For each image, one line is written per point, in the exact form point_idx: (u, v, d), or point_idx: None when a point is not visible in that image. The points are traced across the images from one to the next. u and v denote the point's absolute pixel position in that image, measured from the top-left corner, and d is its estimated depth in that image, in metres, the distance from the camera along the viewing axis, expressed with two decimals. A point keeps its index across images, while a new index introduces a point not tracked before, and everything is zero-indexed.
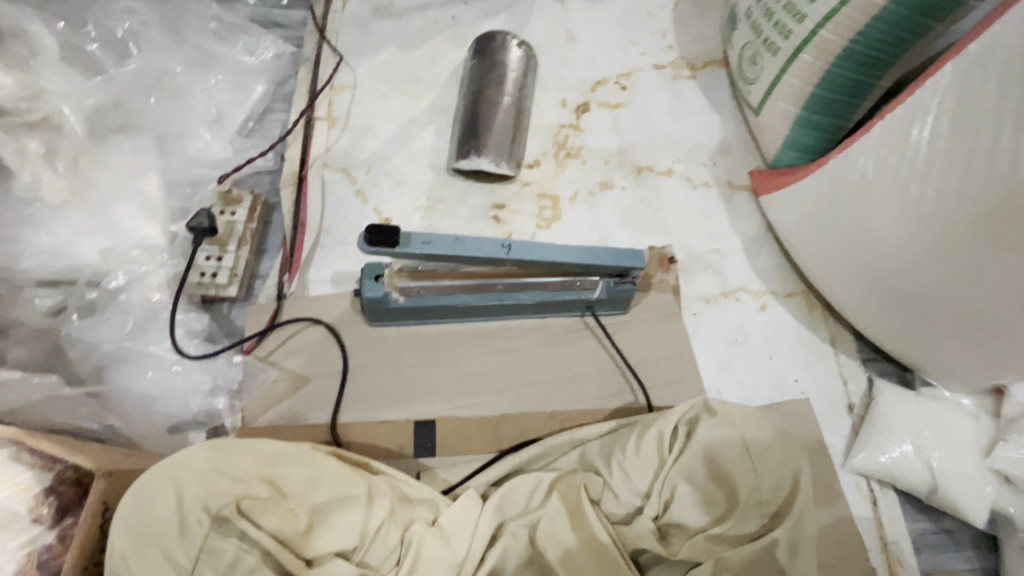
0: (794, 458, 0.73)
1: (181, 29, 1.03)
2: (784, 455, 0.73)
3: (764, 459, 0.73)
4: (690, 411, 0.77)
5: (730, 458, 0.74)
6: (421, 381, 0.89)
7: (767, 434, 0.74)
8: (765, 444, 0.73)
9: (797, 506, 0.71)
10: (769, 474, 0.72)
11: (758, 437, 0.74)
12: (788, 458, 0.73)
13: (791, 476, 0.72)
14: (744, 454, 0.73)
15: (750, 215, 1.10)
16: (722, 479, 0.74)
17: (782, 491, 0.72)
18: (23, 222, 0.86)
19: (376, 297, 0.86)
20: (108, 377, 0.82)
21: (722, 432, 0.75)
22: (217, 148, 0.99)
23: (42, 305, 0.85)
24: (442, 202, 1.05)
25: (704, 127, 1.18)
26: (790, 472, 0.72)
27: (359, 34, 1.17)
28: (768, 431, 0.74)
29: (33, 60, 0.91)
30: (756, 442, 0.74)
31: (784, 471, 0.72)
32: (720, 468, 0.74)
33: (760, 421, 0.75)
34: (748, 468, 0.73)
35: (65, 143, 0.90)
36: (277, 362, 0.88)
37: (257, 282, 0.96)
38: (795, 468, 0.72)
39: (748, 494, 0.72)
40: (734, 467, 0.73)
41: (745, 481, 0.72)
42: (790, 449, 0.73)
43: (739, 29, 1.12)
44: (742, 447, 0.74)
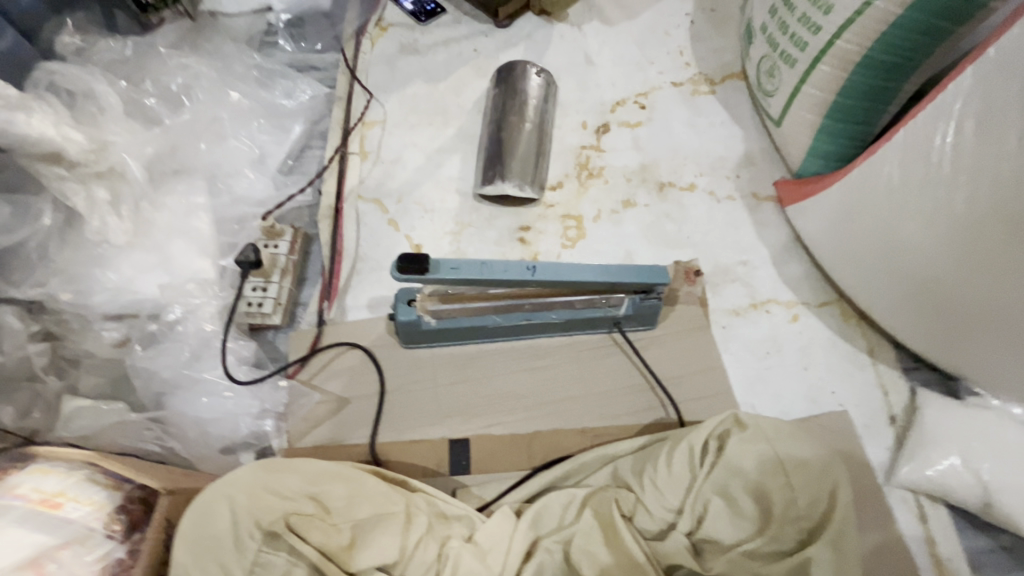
0: (832, 474, 0.72)
1: (228, 79, 1.12)
2: (821, 469, 0.72)
3: (799, 472, 0.72)
4: (721, 426, 0.77)
5: (764, 474, 0.73)
6: (454, 400, 0.93)
7: (802, 449, 0.73)
8: (800, 459, 0.73)
9: (837, 521, 0.69)
10: (805, 488, 0.72)
11: (792, 452, 0.73)
12: (825, 473, 0.72)
13: (829, 491, 0.71)
14: (778, 468, 0.73)
15: (778, 226, 1.09)
16: (757, 492, 0.74)
17: (820, 506, 0.71)
18: (93, 262, 0.94)
19: (410, 320, 0.90)
20: (168, 404, 0.88)
21: (753, 447, 0.74)
22: (261, 186, 1.07)
23: (109, 337, 0.92)
24: (470, 226, 1.09)
25: (726, 140, 1.19)
26: (828, 487, 0.71)
27: (387, 71, 1.24)
28: (803, 444, 0.73)
29: (101, 116, 0.99)
30: (791, 456, 0.73)
31: (820, 486, 0.71)
32: (755, 483, 0.73)
33: (794, 434, 0.74)
34: (783, 483, 0.72)
35: (129, 191, 0.97)
36: (319, 385, 0.93)
37: (299, 309, 1.01)
38: (833, 483, 0.71)
39: (784, 509, 0.72)
40: (767, 480, 0.73)
41: (780, 493, 0.72)
42: (826, 463, 0.72)
43: (756, 43, 1.13)
44: (776, 462, 0.73)
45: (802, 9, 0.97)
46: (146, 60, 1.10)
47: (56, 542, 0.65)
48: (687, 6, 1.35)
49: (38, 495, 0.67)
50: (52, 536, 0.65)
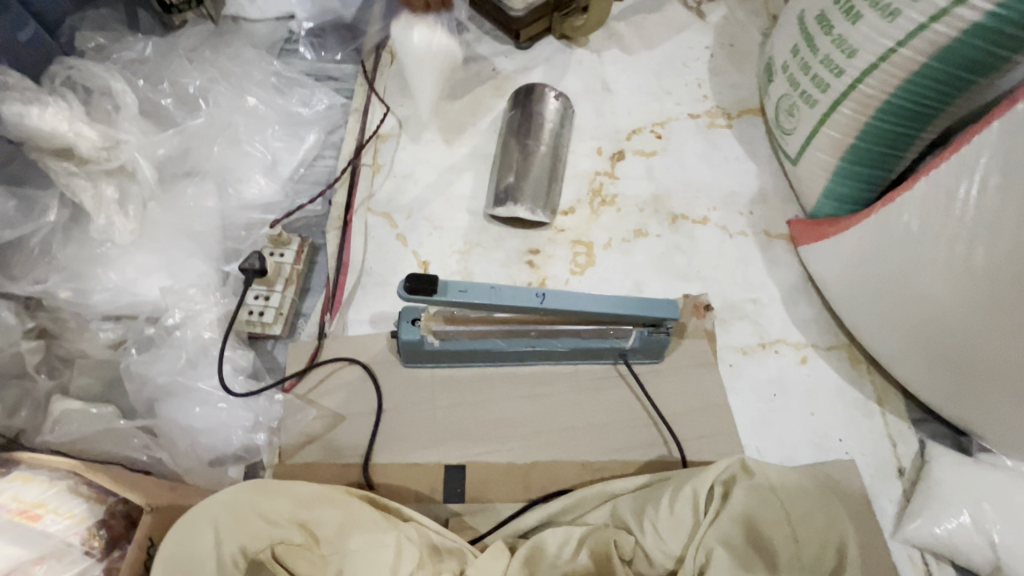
0: (837, 523, 0.70)
1: (246, 83, 1.12)
2: (826, 516, 0.70)
3: (803, 519, 0.70)
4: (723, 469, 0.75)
5: (768, 522, 0.71)
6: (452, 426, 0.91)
7: (805, 496, 0.71)
8: (803, 506, 0.71)
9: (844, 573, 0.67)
10: (809, 537, 0.69)
11: (796, 500, 0.71)
12: (831, 520, 0.70)
13: (835, 540, 0.69)
14: (782, 515, 0.71)
15: (789, 264, 1.08)
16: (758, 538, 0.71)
17: (826, 557, 0.69)
18: (94, 261, 0.90)
19: (413, 340, 0.89)
20: (158, 411, 0.84)
21: (752, 491, 0.73)
22: (271, 192, 1.05)
23: (105, 338, 0.88)
24: (479, 245, 1.08)
25: (740, 175, 1.18)
26: (834, 538, 0.69)
27: (405, 86, 1.25)
28: (806, 490, 0.72)
29: (116, 114, 0.97)
30: (793, 502, 0.71)
31: (827, 535, 0.69)
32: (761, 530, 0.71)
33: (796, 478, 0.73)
34: (788, 530, 0.70)
35: (137, 189, 0.95)
36: (315, 400, 0.91)
37: (300, 320, 0.99)
38: (839, 533, 0.69)
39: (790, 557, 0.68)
40: (771, 526, 0.70)
41: (786, 539, 0.69)
42: (832, 510, 0.71)
43: (775, 81, 1.12)
44: (779, 508, 0.71)
45: (825, 51, 0.97)
46: (166, 60, 1.08)
47: (31, 557, 0.62)
48: (706, 40, 1.37)
49: (17, 505, 0.65)
50: (27, 550, 0.62)
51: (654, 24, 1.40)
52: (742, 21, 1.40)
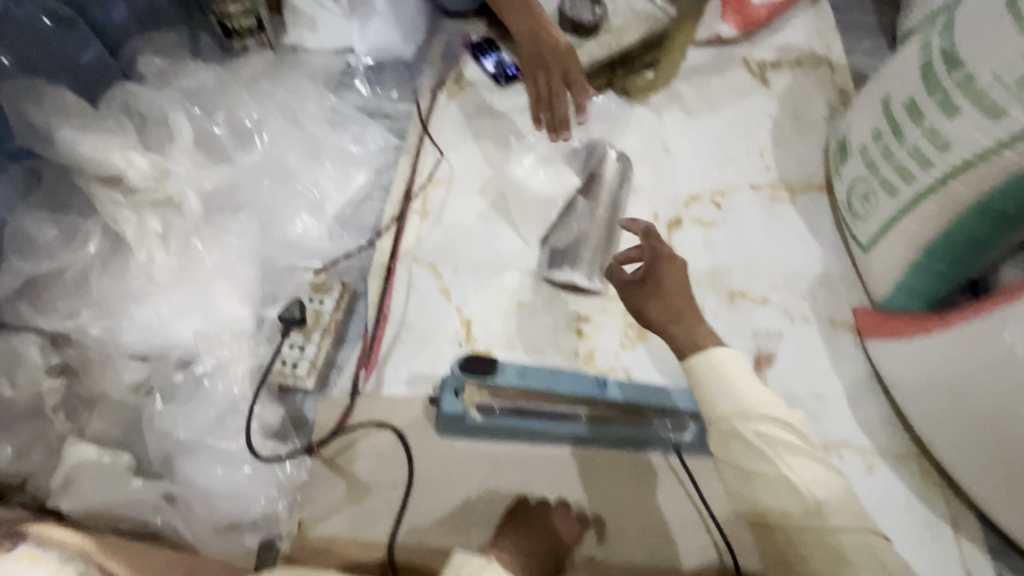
0: (867, 557, 0.67)
1: (301, 118, 1.09)
2: (860, 547, 0.67)
3: (830, 514, 0.68)
4: (732, 359, 0.74)
5: (743, 442, 0.70)
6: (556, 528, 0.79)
7: (810, 460, 0.69)
8: (831, 507, 0.68)
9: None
10: (819, 542, 0.67)
11: (811, 475, 0.69)
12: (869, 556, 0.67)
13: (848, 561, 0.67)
14: (791, 492, 0.69)
15: (853, 358, 1.02)
16: (752, 507, 0.71)
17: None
18: (127, 297, 0.84)
19: (454, 413, 0.84)
20: (177, 469, 0.78)
21: (742, 394, 0.72)
22: (316, 234, 1.01)
23: (130, 380, 0.82)
24: (527, 307, 1.02)
25: (803, 255, 1.12)
26: (834, 515, 0.67)
27: (460, 130, 1.22)
28: (830, 476, 0.70)
29: (170, 144, 0.94)
30: (808, 477, 0.69)
31: (826, 526, 0.67)
32: (746, 477, 0.71)
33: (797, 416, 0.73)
34: (784, 484, 0.69)
35: (181, 224, 0.90)
36: (342, 466, 0.85)
37: (333, 372, 0.93)
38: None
39: (788, 563, 0.70)
40: (757, 468, 0.70)
41: (788, 520, 0.68)
42: (883, 552, 0.68)
43: (850, 161, 1.07)
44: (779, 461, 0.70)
45: (912, 141, 0.92)
46: (224, 89, 1.05)
47: None
48: (770, 108, 1.33)
49: None
50: None
51: (718, 86, 1.36)
52: (808, 91, 1.36)
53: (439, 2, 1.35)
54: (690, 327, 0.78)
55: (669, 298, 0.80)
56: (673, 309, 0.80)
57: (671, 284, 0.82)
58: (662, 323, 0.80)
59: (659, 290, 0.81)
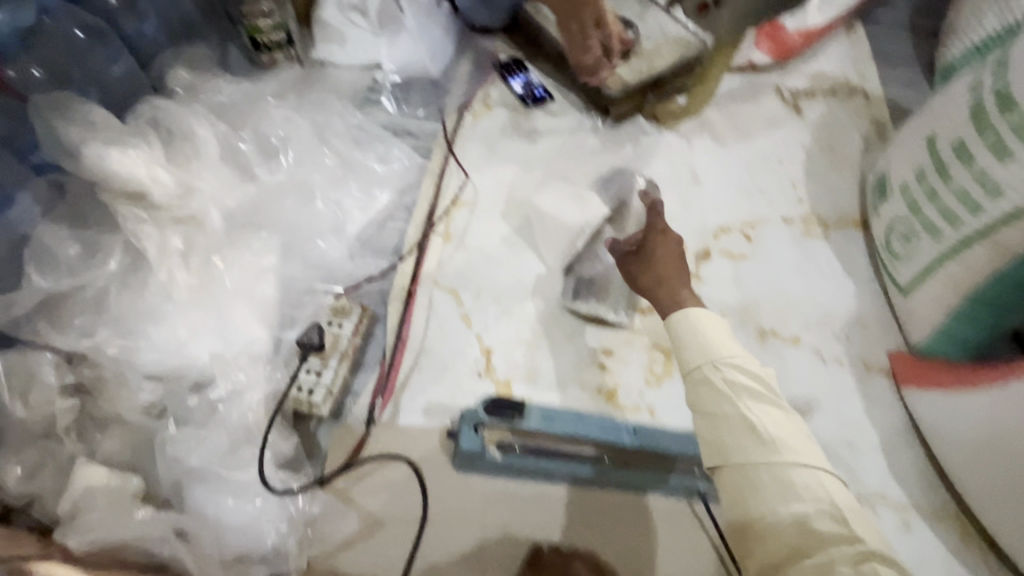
0: (821, 500, 0.65)
1: (327, 135, 1.08)
2: (814, 488, 0.66)
3: (787, 453, 0.68)
4: (710, 319, 0.78)
5: (710, 384, 0.73)
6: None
7: (772, 405, 0.71)
8: (789, 447, 0.69)
9: (798, 560, 0.64)
10: (776, 481, 0.67)
11: (774, 421, 0.70)
12: (824, 497, 0.65)
13: (801, 500, 0.66)
14: (749, 432, 0.69)
15: (889, 405, 0.98)
16: (716, 451, 0.71)
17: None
18: (144, 316, 0.83)
19: (473, 449, 0.81)
20: (188, 498, 0.75)
21: (713, 345, 0.75)
22: (336, 254, 0.99)
23: (143, 400, 0.81)
24: (549, 337, 0.99)
25: (837, 293, 1.08)
26: (790, 454, 0.68)
27: (485, 151, 1.20)
28: (791, 426, 0.70)
29: (195, 161, 0.93)
30: (768, 420, 0.70)
31: (781, 462, 0.67)
32: (711, 419, 0.72)
33: (767, 372, 0.74)
34: (744, 424, 0.70)
35: (203, 239, 0.89)
36: (355, 499, 0.82)
37: (349, 399, 0.91)
38: (839, 550, 0.63)
39: (743, 506, 0.68)
40: (721, 411, 0.71)
41: (746, 457, 0.68)
42: (837, 495, 0.67)
43: (890, 200, 1.03)
44: (740, 405, 0.71)
45: (960, 184, 0.88)
46: (251, 105, 1.04)
47: None
48: (803, 139, 1.30)
49: None
50: None
51: (749, 114, 1.32)
52: (842, 121, 1.32)
53: (468, 18, 1.33)
54: (674, 293, 0.83)
55: (655, 266, 0.86)
56: (659, 276, 0.85)
57: (660, 254, 0.87)
58: (648, 288, 0.85)
59: (649, 259, 0.87)
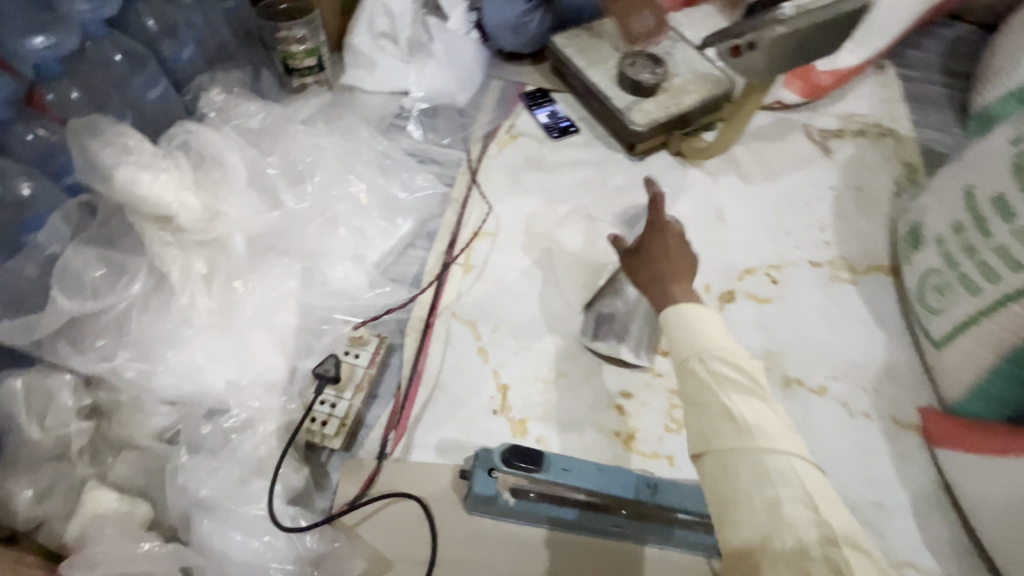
0: (795, 489, 0.61)
1: (353, 162, 1.09)
2: (790, 475, 0.62)
3: (763, 441, 0.64)
4: (699, 308, 0.76)
5: (691, 373, 0.72)
6: None
7: (753, 393, 0.68)
8: (767, 434, 0.65)
9: (767, 551, 0.59)
10: (751, 467, 0.63)
11: (754, 410, 0.67)
12: (800, 486, 0.61)
13: (775, 485, 0.61)
14: (727, 419, 0.67)
15: (920, 465, 0.93)
16: (697, 440, 0.69)
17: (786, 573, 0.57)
18: (166, 341, 0.84)
19: (486, 493, 0.78)
20: (195, 529, 0.74)
21: (701, 334, 0.73)
22: (355, 281, 0.99)
23: (157, 424, 0.81)
24: (566, 376, 0.97)
25: (865, 343, 1.05)
26: (767, 440, 0.64)
27: (508, 182, 1.19)
28: (773, 416, 0.67)
29: (223, 185, 0.94)
30: (748, 407, 0.67)
31: (757, 448, 0.64)
32: (693, 407, 0.70)
33: (754, 362, 0.71)
34: (721, 410, 0.67)
35: (226, 264, 0.90)
36: (362, 538, 0.80)
37: (362, 431, 0.89)
38: (811, 541, 0.58)
39: (718, 492, 0.65)
40: (703, 398, 0.69)
41: (721, 444, 0.66)
42: (814, 485, 0.61)
43: (924, 251, 1.00)
44: (721, 394, 0.69)
45: (1000, 239, 0.85)
46: (281, 130, 1.05)
47: None
48: (831, 179, 1.27)
49: None
50: None
51: (777, 153, 1.31)
52: (871, 163, 1.30)
53: (497, 42, 1.34)
54: (667, 292, 0.81)
55: (651, 265, 0.85)
56: (656, 272, 0.84)
57: (656, 252, 0.85)
58: (645, 287, 0.84)
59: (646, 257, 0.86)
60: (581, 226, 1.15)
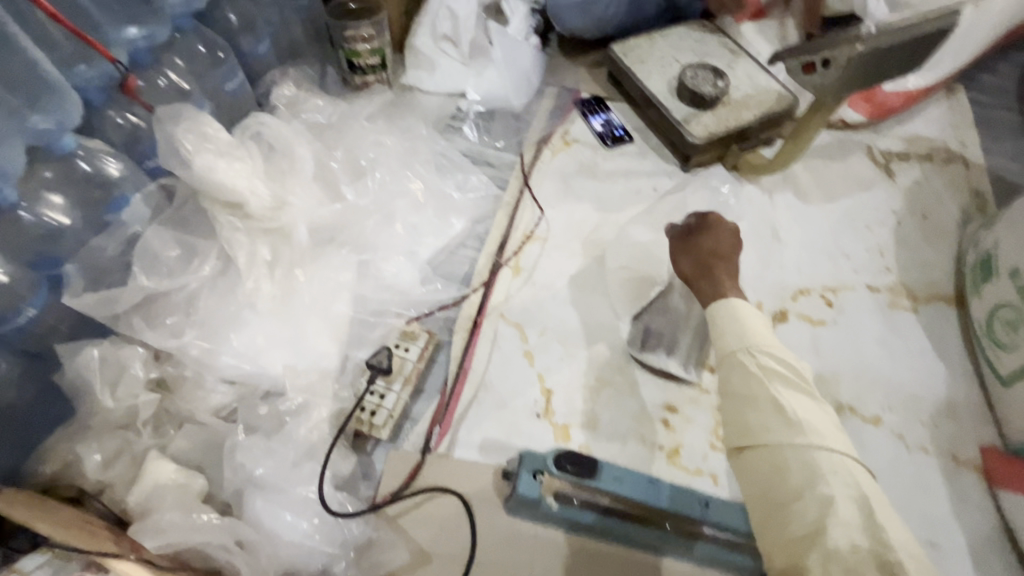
0: (846, 487, 0.60)
1: (412, 159, 1.11)
2: (842, 474, 0.61)
3: (814, 438, 0.63)
4: (748, 307, 0.76)
5: (739, 365, 0.71)
6: None
7: (802, 392, 0.68)
8: (817, 432, 0.64)
9: (816, 546, 0.57)
10: (802, 463, 0.62)
11: (804, 407, 0.66)
12: (851, 483, 0.60)
13: (826, 481, 0.60)
14: (778, 413, 0.66)
15: (979, 507, 0.89)
16: (740, 432, 0.69)
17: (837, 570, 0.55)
18: (229, 323, 0.86)
19: (530, 496, 0.78)
20: (246, 506, 0.76)
21: (750, 331, 0.73)
22: (408, 276, 1.00)
23: (217, 401, 0.84)
24: (611, 385, 0.97)
25: (924, 375, 1.01)
26: (817, 437, 0.63)
27: (561, 188, 1.20)
28: (823, 415, 0.66)
29: (290, 175, 0.97)
30: (800, 404, 0.66)
31: (806, 442, 0.63)
32: (740, 400, 0.70)
33: (803, 364, 0.71)
34: (771, 404, 0.67)
35: (288, 252, 0.93)
36: (404, 529, 0.81)
37: (406, 425, 0.91)
38: (862, 540, 0.57)
39: (764, 486, 0.63)
40: (753, 392, 0.69)
41: (769, 436, 0.65)
42: (865, 485, 0.61)
43: (995, 283, 0.96)
44: (771, 388, 0.68)
45: None
46: (346, 125, 1.09)
47: None
48: (894, 204, 1.23)
49: None
50: None
51: (838, 173, 1.27)
52: (938, 189, 1.25)
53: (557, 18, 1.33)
54: (718, 283, 0.82)
55: (701, 256, 0.86)
56: (703, 262, 0.85)
57: (710, 244, 0.87)
58: (689, 275, 0.86)
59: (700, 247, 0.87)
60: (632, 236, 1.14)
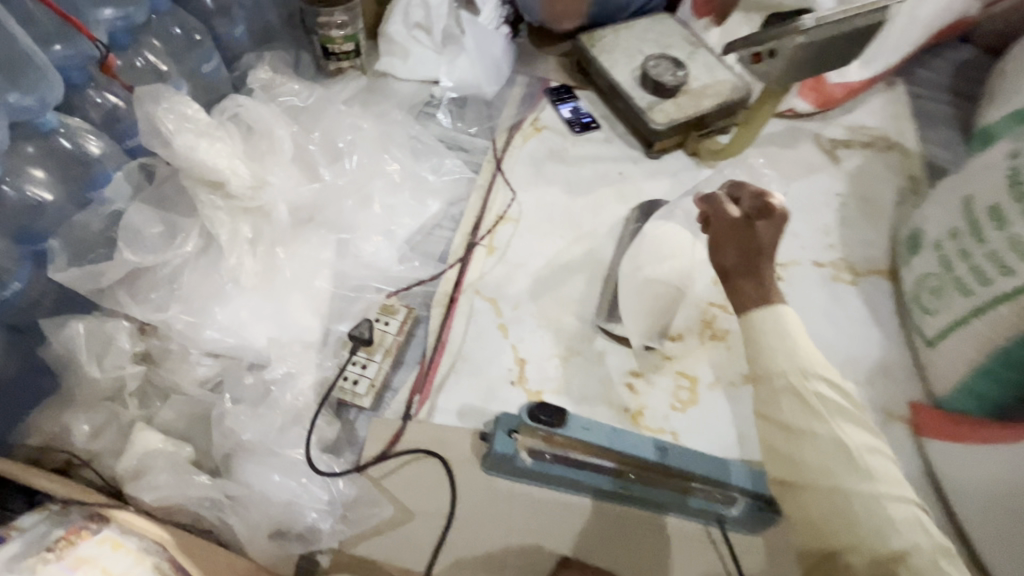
0: (914, 533, 0.62)
1: (388, 143, 1.14)
2: (910, 519, 0.63)
3: (882, 485, 0.64)
4: (796, 322, 0.72)
5: (798, 399, 0.68)
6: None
7: (863, 427, 0.67)
8: (883, 476, 0.64)
9: None
10: (868, 507, 0.63)
11: (868, 446, 0.66)
12: (919, 527, 0.62)
13: (898, 531, 0.62)
14: (841, 454, 0.66)
15: (907, 454, 1.00)
16: (791, 467, 0.68)
17: None
18: (213, 298, 0.90)
19: (505, 453, 0.84)
20: (236, 468, 0.80)
21: (803, 355, 0.70)
22: (386, 254, 1.05)
23: (201, 372, 0.87)
24: (580, 354, 1.03)
25: (861, 340, 1.11)
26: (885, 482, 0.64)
27: (531, 172, 1.25)
28: (885, 452, 0.67)
29: (269, 156, 1.00)
30: (865, 445, 0.66)
31: (874, 489, 0.63)
32: (800, 436, 0.67)
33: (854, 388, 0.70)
34: (837, 447, 0.66)
35: (270, 230, 0.96)
36: (387, 488, 0.86)
37: (388, 394, 0.95)
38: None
39: (824, 525, 0.65)
40: (813, 429, 0.67)
41: (835, 480, 0.65)
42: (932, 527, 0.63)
43: (923, 255, 1.07)
44: (833, 425, 0.67)
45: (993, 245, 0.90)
46: (323, 110, 1.12)
47: None
48: (838, 187, 1.34)
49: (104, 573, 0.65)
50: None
51: (788, 159, 1.37)
52: (877, 174, 1.36)
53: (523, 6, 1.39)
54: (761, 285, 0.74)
55: (755, 252, 0.74)
56: (752, 259, 0.75)
57: (767, 238, 0.75)
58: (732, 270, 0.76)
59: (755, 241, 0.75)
60: (599, 217, 1.21)
